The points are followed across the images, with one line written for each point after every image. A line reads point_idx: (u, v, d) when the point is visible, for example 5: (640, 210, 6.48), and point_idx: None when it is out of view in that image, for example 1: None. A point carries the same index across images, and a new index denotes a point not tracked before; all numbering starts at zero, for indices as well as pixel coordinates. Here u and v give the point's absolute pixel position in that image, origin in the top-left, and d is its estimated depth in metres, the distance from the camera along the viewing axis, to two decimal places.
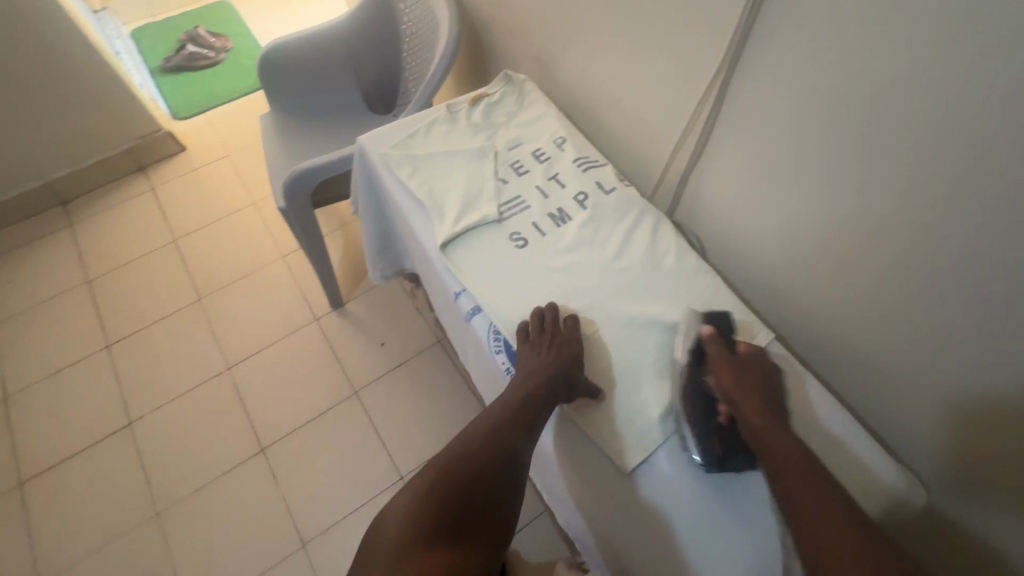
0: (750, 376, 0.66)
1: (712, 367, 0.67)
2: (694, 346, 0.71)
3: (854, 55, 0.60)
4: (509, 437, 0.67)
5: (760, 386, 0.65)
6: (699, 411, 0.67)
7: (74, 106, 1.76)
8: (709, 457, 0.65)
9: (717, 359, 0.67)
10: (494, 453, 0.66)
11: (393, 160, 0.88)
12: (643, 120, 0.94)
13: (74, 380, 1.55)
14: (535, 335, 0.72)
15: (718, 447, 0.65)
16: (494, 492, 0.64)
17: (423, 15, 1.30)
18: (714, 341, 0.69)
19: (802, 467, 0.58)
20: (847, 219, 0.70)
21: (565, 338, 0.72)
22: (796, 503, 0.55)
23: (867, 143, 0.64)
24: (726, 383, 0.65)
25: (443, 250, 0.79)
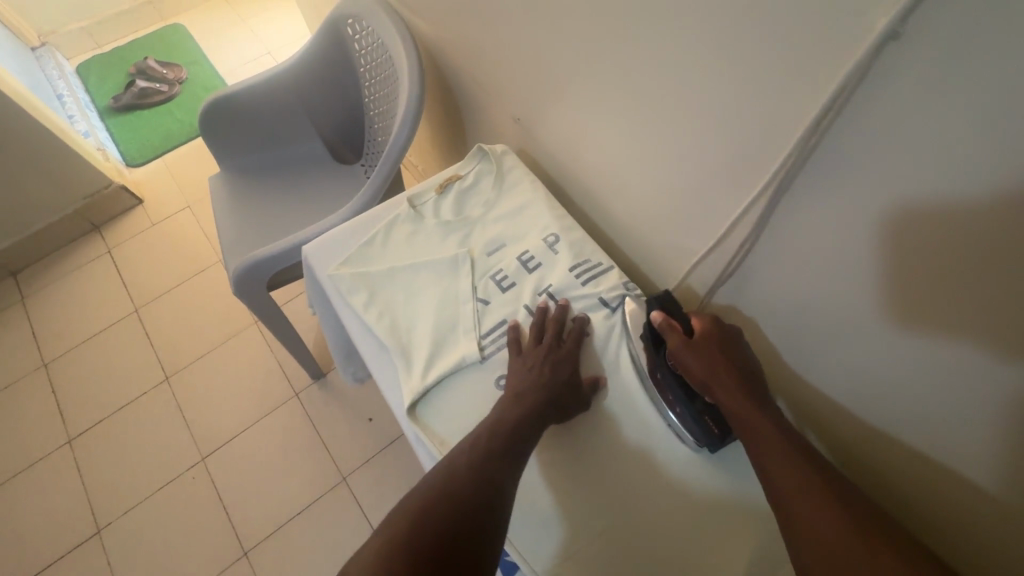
0: (711, 355, 0.62)
1: (674, 354, 0.64)
2: (649, 332, 0.67)
3: (966, 192, 0.42)
4: (499, 452, 0.55)
5: (730, 360, 0.62)
6: (679, 397, 0.65)
7: (11, 172, 1.58)
8: (708, 438, 0.64)
9: (676, 346, 0.64)
10: (479, 467, 0.54)
11: (343, 284, 0.70)
12: (653, 204, 0.77)
13: (36, 482, 1.41)
14: (530, 344, 0.65)
15: (714, 427, 0.64)
16: (483, 513, 0.51)
17: (383, 61, 1.11)
18: (667, 325, 0.65)
19: (781, 444, 0.57)
20: (935, 374, 0.53)
21: (562, 350, 0.65)
22: (769, 479, 0.56)
23: (978, 296, 0.46)
24: (694, 367, 0.63)
25: (412, 415, 0.62)
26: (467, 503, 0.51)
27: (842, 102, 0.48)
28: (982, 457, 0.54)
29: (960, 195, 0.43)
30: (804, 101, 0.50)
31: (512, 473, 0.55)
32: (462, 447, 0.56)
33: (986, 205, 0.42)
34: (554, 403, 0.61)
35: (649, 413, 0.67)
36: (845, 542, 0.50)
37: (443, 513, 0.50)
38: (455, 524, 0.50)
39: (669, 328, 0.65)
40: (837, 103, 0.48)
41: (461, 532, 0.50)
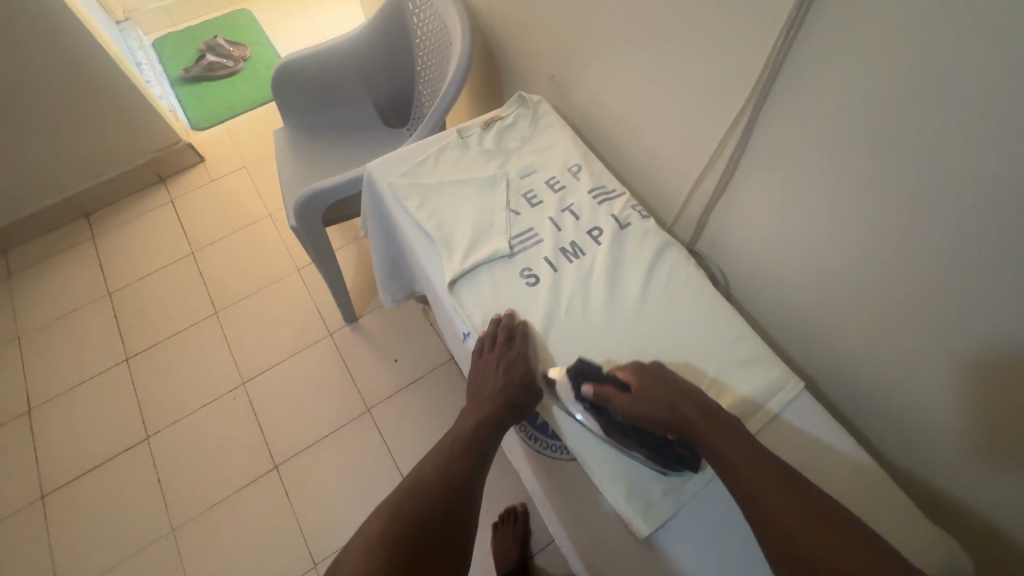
0: (654, 394, 0.64)
1: (625, 411, 0.64)
2: (588, 405, 0.67)
3: (907, 94, 0.54)
4: (465, 457, 0.69)
5: (672, 390, 0.63)
6: (637, 439, 0.65)
7: (96, 122, 1.79)
8: (681, 464, 0.64)
9: (621, 403, 0.64)
10: (448, 471, 0.68)
11: (400, 189, 0.85)
12: (661, 147, 0.90)
13: (94, 392, 1.58)
14: (488, 349, 0.72)
15: (683, 451, 0.64)
16: (451, 503, 0.65)
17: (436, 31, 1.27)
18: (598, 391, 0.66)
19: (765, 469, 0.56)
20: (888, 269, 0.64)
21: (517, 353, 0.71)
22: (799, 531, 0.52)
23: (919, 184, 0.57)
24: (646, 414, 0.63)
25: (452, 289, 0.76)
26: (439, 497, 0.65)
27: (806, 33, 0.61)
28: (920, 341, 0.64)
29: (901, 100, 0.55)
30: (776, 28, 0.63)
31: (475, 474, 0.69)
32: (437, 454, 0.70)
33: (922, 102, 0.53)
34: (509, 404, 0.70)
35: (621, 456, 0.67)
36: (853, 551, 0.50)
37: (419, 503, 0.64)
38: (431, 511, 0.64)
39: (606, 393, 0.65)
40: (800, 25, 0.61)
41: (433, 515, 0.63)
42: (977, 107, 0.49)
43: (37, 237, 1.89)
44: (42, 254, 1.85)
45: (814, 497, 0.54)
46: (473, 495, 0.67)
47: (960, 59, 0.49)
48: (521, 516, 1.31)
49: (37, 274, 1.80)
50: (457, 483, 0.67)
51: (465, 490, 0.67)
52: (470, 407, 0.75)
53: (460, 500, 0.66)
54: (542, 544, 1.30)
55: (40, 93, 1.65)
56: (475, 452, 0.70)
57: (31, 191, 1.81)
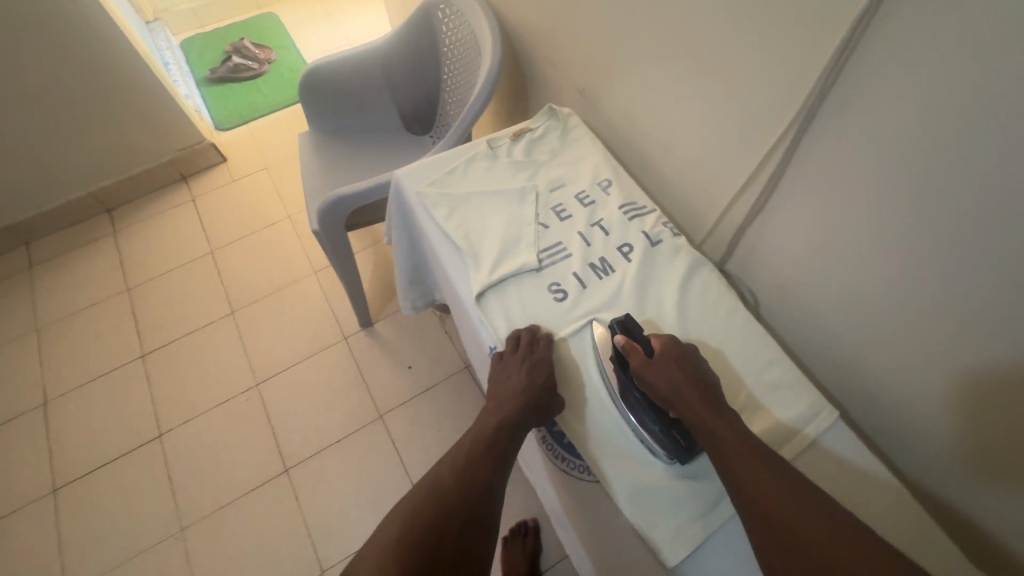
0: (671, 370, 0.64)
1: (640, 374, 0.65)
2: (614, 355, 0.68)
3: (952, 123, 0.52)
4: (482, 463, 0.67)
5: (689, 373, 0.64)
6: (648, 414, 0.66)
7: (121, 119, 1.81)
8: (676, 452, 0.64)
9: (639, 365, 0.65)
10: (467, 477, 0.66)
11: (429, 199, 0.84)
12: (692, 164, 0.88)
13: (109, 388, 1.58)
14: (509, 354, 0.70)
15: (682, 442, 0.64)
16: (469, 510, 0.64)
17: (465, 41, 1.27)
18: (628, 344, 0.67)
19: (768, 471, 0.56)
20: (926, 300, 0.62)
21: (539, 359, 0.69)
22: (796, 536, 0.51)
23: (963, 216, 0.55)
24: (658, 384, 0.64)
25: (479, 302, 0.76)
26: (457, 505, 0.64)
27: (845, 57, 0.59)
28: (958, 376, 0.62)
29: (943, 129, 0.53)
30: (815, 49, 0.62)
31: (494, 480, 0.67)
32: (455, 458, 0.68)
33: (967, 132, 0.51)
34: (531, 410, 0.68)
35: (624, 430, 0.68)
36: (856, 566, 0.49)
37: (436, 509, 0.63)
38: (448, 519, 0.63)
39: (632, 351, 0.67)
40: (845, 48, 0.59)
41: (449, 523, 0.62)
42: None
43: (60, 231, 1.91)
44: (65, 248, 1.87)
45: (809, 497, 0.54)
46: (491, 502, 0.66)
47: (1009, 90, 0.47)
48: (532, 532, 1.29)
49: (59, 267, 1.82)
50: (472, 490, 0.65)
51: (481, 501, 0.65)
52: (488, 408, 0.73)
53: (477, 509, 0.64)
54: (552, 562, 1.28)
55: (68, 90, 1.67)
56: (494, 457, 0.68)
57: (56, 185, 1.84)
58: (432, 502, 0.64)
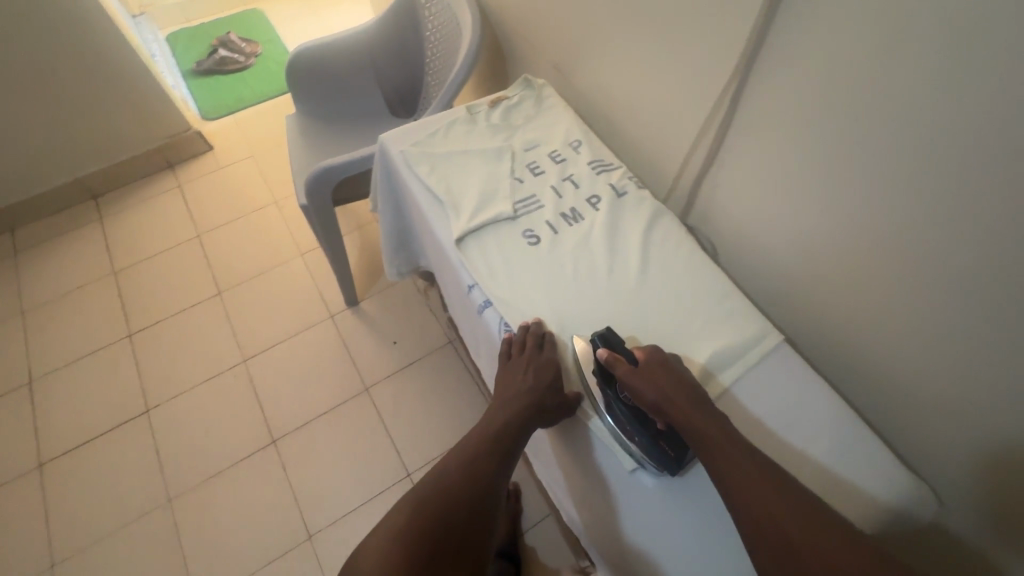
0: (657, 380, 0.66)
1: (625, 385, 0.67)
2: (598, 369, 0.70)
3: (869, 64, 0.61)
4: (491, 453, 0.73)
5: (674, 382, 0.66)
6: (634, 425, 0.67)
7: (109, 106, 1.84)
8: (665, 461, 0.65)
9: (626, 378, 0.67)
10: (476, 465, 0.72)
11: (412, 157, 0.91)
12: (656, 127, 0.96)
13: (95, 366, 1.60)
14: (516, 354, 0.74)
15: (669, 449, 0.66)
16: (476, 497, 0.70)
17: (447, 24, 1.34)
18: (612, 357, 0.68)
19: (757, 473, 0.59)
20: (858, 229, 0.70)
21: (544, 361, 0.73)
22: (788, 538, 0.55)
23: (884, 144, 0.63)
24: (644, 396, 0.66)
25: (459, 246, 0.82)
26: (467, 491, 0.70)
27: (779, 13, 0.68)
28: (886, 295, 0.70)
29: (861, 70, 0.62)
30: (755, 8, 0.70)
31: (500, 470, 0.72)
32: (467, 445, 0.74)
33: (881, 70, 0.60)
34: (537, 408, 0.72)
35: (612, 442, 0.69)
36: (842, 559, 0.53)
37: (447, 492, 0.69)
38: (457, 503, 0.68)
39: (615, 363, 0.68)
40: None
41: (458, 506, 0.68)
42: (935, 66, 0.55)
43: (45, 217, 1.93)
44: (50, 233, 1.88)
45: (797, 498, 0.58)
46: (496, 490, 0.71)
47: (910, 30, 0.56)
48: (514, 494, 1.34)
49: (44, 252, 1.84)
50: (481, 478, 0.71)
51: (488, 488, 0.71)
52: (499, 402, 0.77)
53: (488, 496, 0.70)
54: (534, 522, 1.33)
55: (56, 74, 1.70)
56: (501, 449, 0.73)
57: (42, 171, 1.85)
58: (445, 487, 0.69)
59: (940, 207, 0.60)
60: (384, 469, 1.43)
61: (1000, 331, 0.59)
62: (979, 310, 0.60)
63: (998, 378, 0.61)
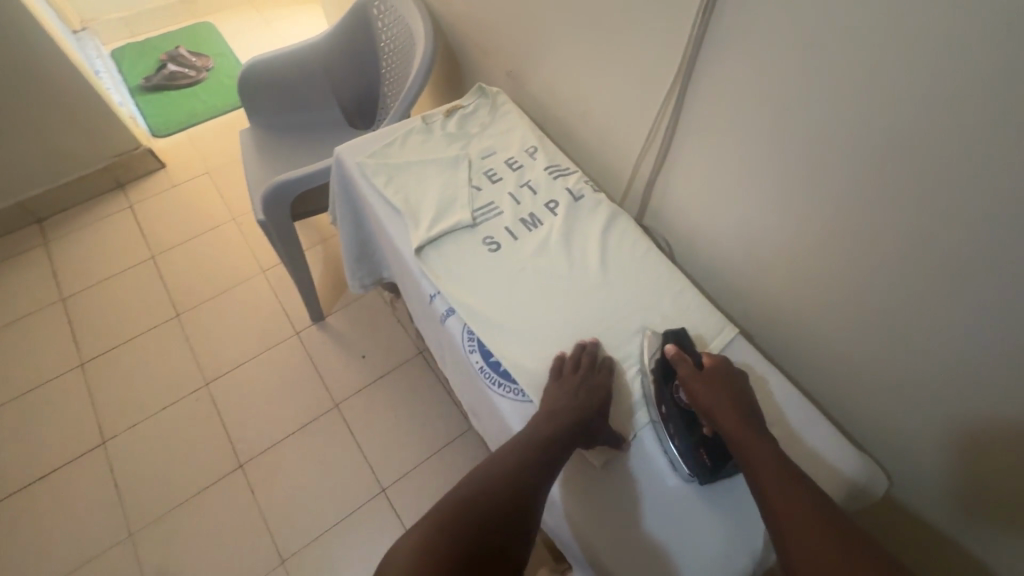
0: (718, 387, 0.68)
1: (685, 382, 0.70)
2: (659, 365, 0.73)
3: (805, 61, 0.64)
4: (532, 471, 0.65)
5: (730, 393, 0.68)
6: (681, 426, 0.69)
7: (52, 126, 1.76)
8: (700, 470, 0.67)
9: (687, 377, 0.70)
10: (514, 484, 0.64)
11: (368, 168, 0.90)
12: (610, 131, 0.98)
13: (47, 398, 1.52)
14: (568, 372, 0.71)
15: (706, 459, 0.67)
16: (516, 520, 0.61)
17: (400, 34, 1.34)
18: (678, 354, 0.72)
19: (792, 487, 0.59)
20: (807, 220, 0.74)
21: (597, 381, 0.71)
22: (796, 554, 0.55)
23: (825, 139, 0.67)
24: (700, 397, 0.68)
25: (420, 255, 0.81)
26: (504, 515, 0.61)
27: (718, 16, 0.71)
28: (837, 281, 0.74)
29: (799, 70, 0.65)
30: (697, 13, 0.73)
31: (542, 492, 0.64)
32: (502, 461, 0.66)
33: (816, 67, 0.63)
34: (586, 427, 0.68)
35: (653, 439, 0.71)
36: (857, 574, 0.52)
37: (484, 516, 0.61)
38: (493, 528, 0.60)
39: (680, 360, 0.71)
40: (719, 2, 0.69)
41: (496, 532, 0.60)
42: (868, 62, 0.58)
43: None
44: None
45: (828, 513, 0.57)
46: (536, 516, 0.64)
47: (840, 31, 0.59)
48: None
49: None
50: (521, 499, 0.63)
51: (526, 510, 0.63)
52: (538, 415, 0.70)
53: (503, 522, 0.61)
54: None
55: None
56: (545, 466, 0.65)
57: None
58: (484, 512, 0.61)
59: (883, 195, 0.64)
60: (359, 486, 1.40)
61: (944, 306, 0.64)
62: (923, 289, 0.65)
63: (945, 350, 0.66)
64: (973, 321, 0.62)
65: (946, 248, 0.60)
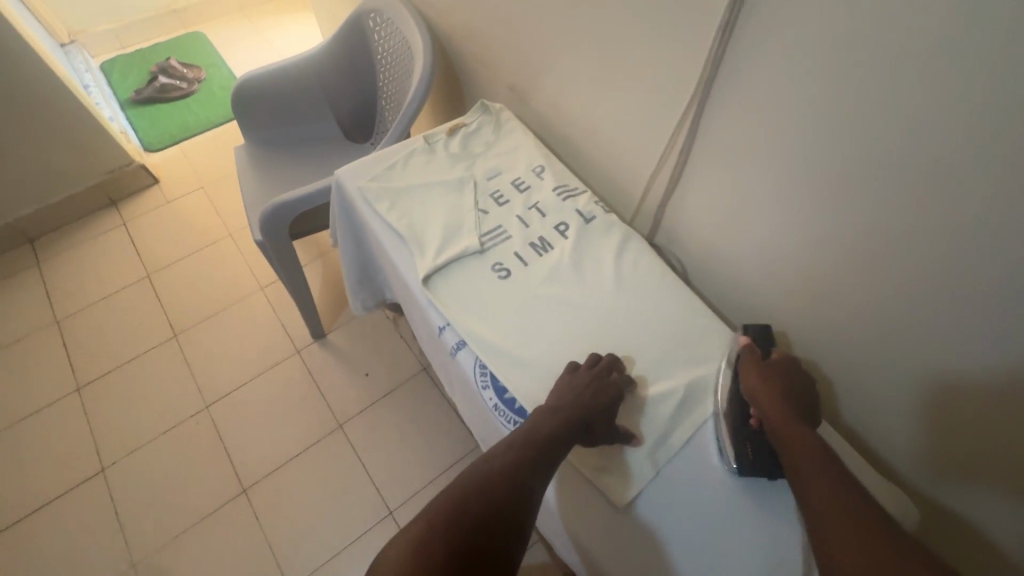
0: (779, 380, 0.68)
1: (745, 372, 0.70)
2: (732, 356, 0.73)
3: (828, 83, 0.61)
4: (532, 465, 0.63)
5: (791, 388, 0.67)
6: (734, 416, 0.69)
7: (42, 144, 1.72)
8: (742, 462, 0.66)
9: (749, 367, 0.69)
10: (514, 477, 0.61)
11: (370, 193, 0.87)
12: (619, 148, 0.96)
13: (44, 424, 1.49)
14: (580, 369, 0.70)
15: (751, 453, 0.66)
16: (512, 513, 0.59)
17: (398, 46, 1.31)
18: (750, 346, 0.72)
19: (829, 477, 0.57)
20: (828, 244, 0.71)
21: (608, 382, 0.70)
22: (826, 540, 0.53)
23: (848, 163, 0.64)
24: (754, 387, 0.67)
25: (427, 285, 0.79)
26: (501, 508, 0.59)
27: (735, 34, 0.68)
28: (860, 307, 0.72)
29: (820, 92, 0.62)
30: (712, 31, 0.70)
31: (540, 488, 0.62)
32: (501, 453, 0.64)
33: (840, 90, 0.61)
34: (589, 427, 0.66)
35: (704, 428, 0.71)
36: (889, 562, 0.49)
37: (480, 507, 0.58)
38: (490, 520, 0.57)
39: (749, 352, 0.72)
40: (734, 21, 0.67)
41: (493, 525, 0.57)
42: (894, 86, 0.56)
43: None
44: None
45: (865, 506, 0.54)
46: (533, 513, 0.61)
47: (866, 53, 0.56)
48: None
49: None
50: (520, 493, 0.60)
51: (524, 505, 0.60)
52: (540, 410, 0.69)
53: (500, 515, 0.58)
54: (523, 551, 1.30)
55: None
56: (545, 463, 0.63)
57: None
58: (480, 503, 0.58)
59: (911, 222, 0.61)
60: (364, 509, 1.37)
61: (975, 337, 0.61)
62: (954, 319, 0.62)
63: (975, 382, 0.63)
64: (1005, 354, 0.59)
65: (978, 279, 0.58)
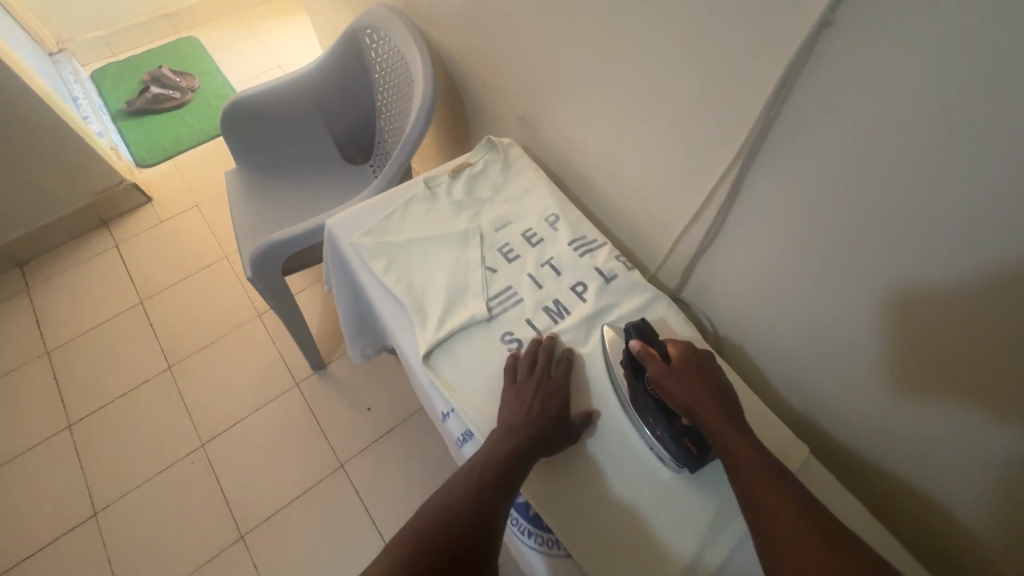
0: (693, 380, 0.62)
1: (653, 377, 0.64)
2: (626, 358, 0.67)
3: (905, 154, 0.50)
4: (489, 491, 0.56)
5: (709, 385, 0.62)
6: (658, 420, 0.64)
7: (25, 165, 1.64)
8: (687, 459, 0.62)
9: (655, 373, 0.64)
10: (472, 508, 0.55)
11: (364, 250, 0.78)
12: (641, 191, 0.85)
13: (34, 465, 1.43)
14: (523, 374, 0.67)
15: (693, 448, 0.62)
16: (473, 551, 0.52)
17: (396, 66, 1.20)
18: (644, 349, 0.65)
19: (769, 479, 0.54)
20: (888, 329, 0.61)
21: (555, 382, 0.66)
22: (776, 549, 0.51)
23: (921, 246, 0.53)
24: (672, 389, 0.62)
25: (428, 362, 0.70)
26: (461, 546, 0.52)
27: (796, 77, 0.56)
28: (923, 403, 0.61)
29: (896, 161, 0.52)
30: (762, 77, 0.59)
31: (502, 515, 0.56)
32: (455, 486, 0.57)
33: (921, 163, 0.50)
34: (544, 436, 0.61)
35: (632, 438, 0.66)
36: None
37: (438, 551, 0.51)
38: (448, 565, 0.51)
39: (647, 356, 0.65)
40: (794, 69, 0.56)
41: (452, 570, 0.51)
42: (994, 169, 0.45)
43: None
44: None
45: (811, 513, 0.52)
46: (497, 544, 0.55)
47: (959, 123, 0.46)
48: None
49: None
50: (479, 523, 0.54)
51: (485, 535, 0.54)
52: (493, 431, 0.63)
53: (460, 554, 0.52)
54: None
55: None
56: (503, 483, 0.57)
57: None
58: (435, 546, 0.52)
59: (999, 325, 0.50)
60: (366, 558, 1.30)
61: None
62: None
63: None
64: None
65: None
